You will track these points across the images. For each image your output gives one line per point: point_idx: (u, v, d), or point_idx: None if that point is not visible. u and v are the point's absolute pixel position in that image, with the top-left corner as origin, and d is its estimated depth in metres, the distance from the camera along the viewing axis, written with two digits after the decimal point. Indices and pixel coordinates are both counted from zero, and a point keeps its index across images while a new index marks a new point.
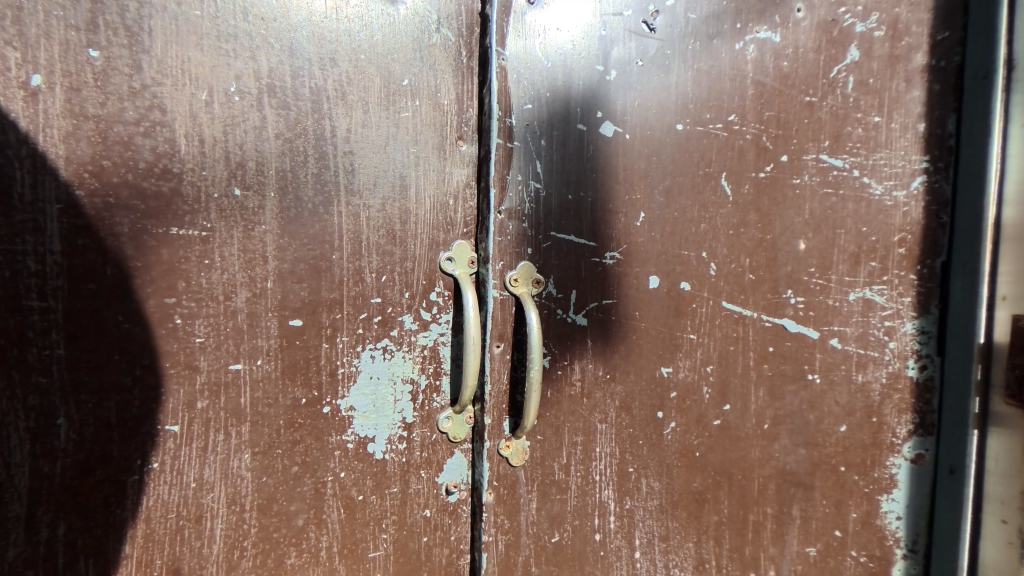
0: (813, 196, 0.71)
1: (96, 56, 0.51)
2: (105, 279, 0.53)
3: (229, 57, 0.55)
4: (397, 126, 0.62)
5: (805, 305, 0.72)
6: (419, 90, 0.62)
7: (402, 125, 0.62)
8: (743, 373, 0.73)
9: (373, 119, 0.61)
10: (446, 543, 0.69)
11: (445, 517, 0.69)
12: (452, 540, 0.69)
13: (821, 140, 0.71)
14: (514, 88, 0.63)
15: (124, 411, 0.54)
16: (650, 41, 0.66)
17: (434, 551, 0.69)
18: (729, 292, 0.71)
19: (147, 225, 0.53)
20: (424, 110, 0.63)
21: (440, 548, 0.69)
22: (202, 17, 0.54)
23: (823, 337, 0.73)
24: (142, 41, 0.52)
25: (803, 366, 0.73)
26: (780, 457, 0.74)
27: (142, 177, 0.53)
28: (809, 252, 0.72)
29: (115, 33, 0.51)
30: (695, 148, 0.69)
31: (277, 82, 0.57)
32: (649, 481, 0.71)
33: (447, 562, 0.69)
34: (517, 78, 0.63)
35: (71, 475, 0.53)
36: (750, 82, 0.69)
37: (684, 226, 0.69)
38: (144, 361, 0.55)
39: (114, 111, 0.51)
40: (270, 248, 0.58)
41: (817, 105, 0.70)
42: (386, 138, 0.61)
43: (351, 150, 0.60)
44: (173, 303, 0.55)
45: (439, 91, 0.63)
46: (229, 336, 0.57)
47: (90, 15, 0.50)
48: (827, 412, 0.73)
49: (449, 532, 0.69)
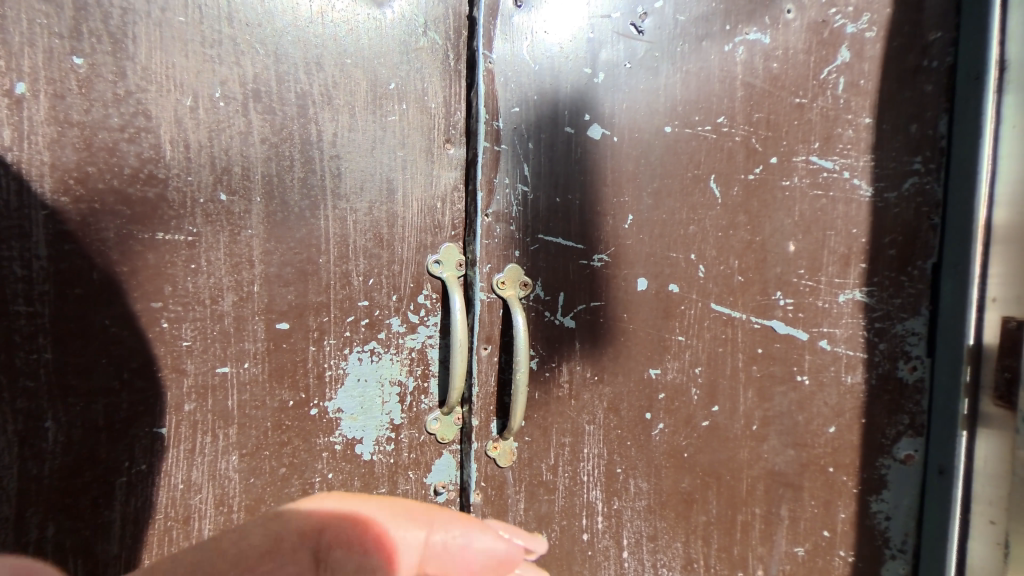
0: (803, 198, 0.71)
1: (81, 63, 0.51)
2: (91, 284, 0.53)
3: (214, 63, 0.55)
4: (383, 130, 0.62)
5: (794, 307, 0.73)
6: (406, 94, 0.62)
7: (389, 129, 0.62)
8: (732, 374, 0.73)
9: (359, 123, 0.61)
10: None
11: None
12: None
13: (811, 141, 0.70)
14: (501, 91, 0.63)
15: (113, 414, 0.55)
16: (638, 44, 0.66)
17: None
18: (718, 293, 0.72)
19: (134, 230, 0.54)
20: (411, 113, 0.63)
21: None
22: (186, 23, 0.54)
23: (812, 339, 0.73)
24: (126, 47, 0.52)
25: (791, 368, 0.73)
26: (768, 457, 0.74)
27: (128, 183, 0.53)
28: (799, 254, 0.72)
29: (100, 41, 0.51)
30: (683, 150, 0.69)
31: (263, 87, 0.57)
32: (637, 481, 0.72)
33: None
34: (505, 81, 0.63)
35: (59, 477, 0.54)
36: (739, 84, 0.69)
37: (673, 228, 0.69)
38: (132, 364, 0.55)
39: (99, 118, 0.52)
40: (257, 251, 0.58)
41: (807, 106, 0.70)
42: (373, 142, 0.61)
43: (338, 154, 0.60)
44: (159, 307, 0.56)
45: (427, 95, 0.63)
46: (216, 339, 0.58)
47: (74, 22, 0.51)
48: (817, 413, 0.74)
49: None
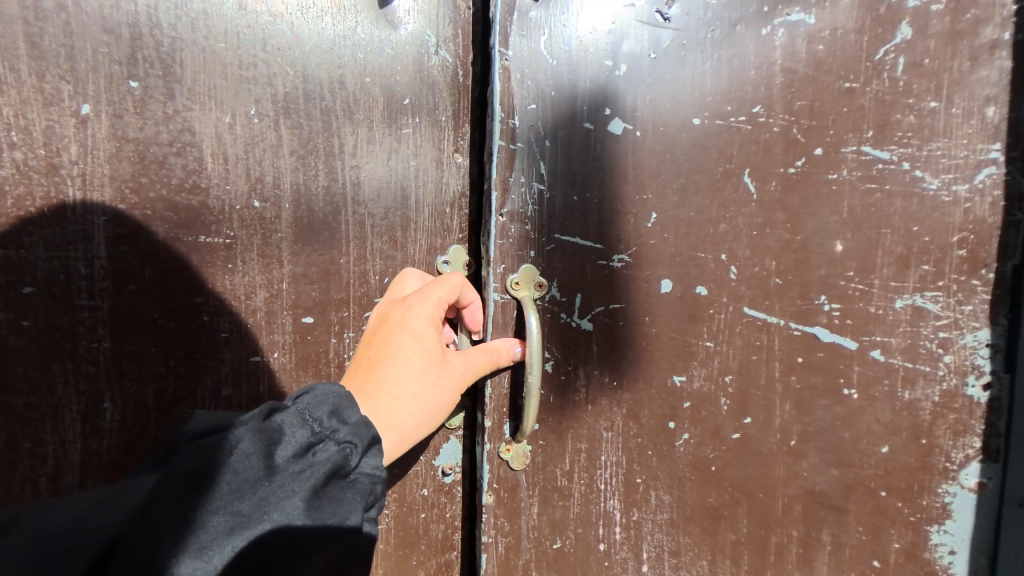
0: (853, 192, 0.64)
1: (137, 87, 0.56)
2: (145, 281, 0.58)
3: (250, 82, 0.59)
4: (399, 143, 0.64)
5: (841, 313, 0.66)
6: (420, 108, 0.64)
7: (405, 141, 0.64)
8: (767, 384, 0.68)
9: (379, 136, 0.63)
10: (443, 519, 0.72)
11: (442, 496, 0.71)
12: (448, 516, 0.72)
13: (864, 130, 0.64)
14: (517, 88, 0.62)
15: (161, 396, 0.60)
16: (663, 33, 0.63)
17: (432, 526, 0.71)
18: (750, 297, 0.67)
19: (180, 233, 0.58)
20: (425, 127, 0.65)
21: (437, 523, 0.72)
22: (226, 47, 0.58)
23: (863, 348, 0.66)
24: (176, 72, 0.57)
25: (836, 379, 0.67)
26: (808, 476, 0.68)
27: (175, 191, 0.58)
28: (848, 254, 0.65)
29: (153, 67, 0.56)
30: (713, 143, 0.64)
31: (292, 104, 0.60)
32: (658, 493, 0.68)
33: (443, 537, 0.72)
34: (521, 78, 0.62)
35: (120, 455, 0.59)
36: (778, 70, 0.64)
37: (700, 227, 0.65)
38: (178, 352, 0.60)
39: (152, 134, 0.57)
40: (286, 254, 0.61)
41: (858, 91, 0.63)
42: (391, 154, 0.63)
43: (358, 164, 0.62)
44: (201, 301, 0.60)
45: (439, 108, 0.65)
46: (250, 333, 0.62)
47: (131, 50, 0.55)
48: (866, 431, 0.67)
49: (445, 510, 0.72)
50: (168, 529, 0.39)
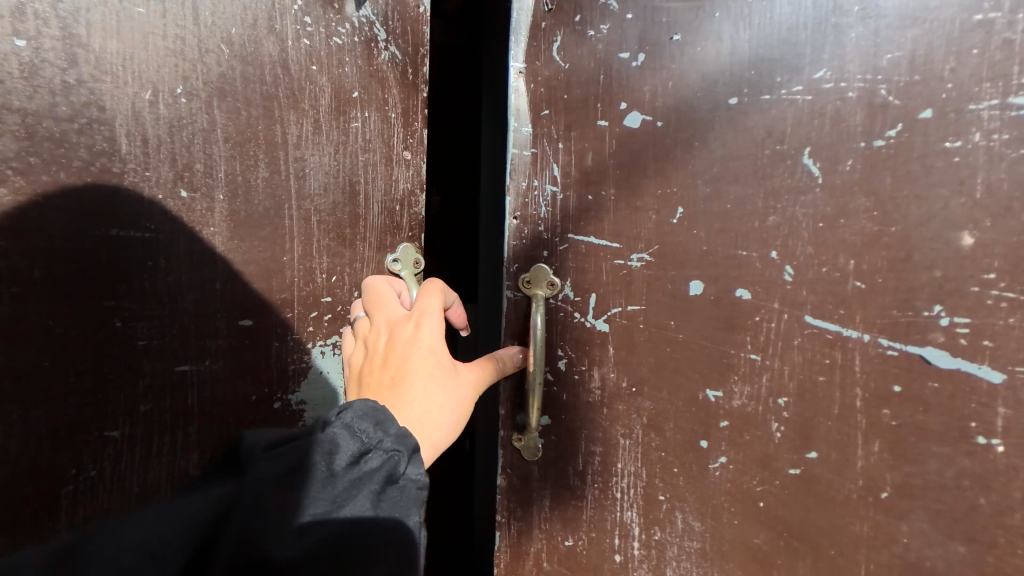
0: (989, 164, 0.47)
1: (24, 46, 0.49)
2: (34, 278, 0.50)
3: (175, 55, 0.56)
4: (344, 135, 0.66)
5: (969, 332, 0.49)
6: (366, 102, 0.67)
7: (351, 134, 0.66)
8: (844, 416, 0.54)
9: (322, 128, 0.64)
10: None
11: None
12: None
13: (1009, 74, 0.46)
14: (528, 97, 0.65)
15: (57, 416, 0.51)
16: (688, 11, 0.57)
17: None
18: (816, 304, 0.55)
19: (84, 223, 0.52)
20: (371, 120, 0.68)
21: None
22: (144, 13, 0.54)
23: (1012, 380, 0.48)
24: (81, 36, 0.52)
25: (958, 420, 0.50)
26: (910, 544, 0.52)
27: (78, 173, 0.52)
28: (980, 249, 0.48)
29: (49, 25, 0.50)
30: (756, 121, 0.55)
31: (226, 85, 0.58)
32: (686, 517, 0.62)
33: None
34: (535, 88, 0.65)
35: (44, 493, 0.51)
36: (853, 20, 0.51)
37: (740, 220, 0.57)
38: (81, 365, 0.52)
39: (46, 105, 0.50)
40: (220, 248, 0.59)
41: (992, 24, 0.46)
42: (337, 147, 0.65)
43: (301, 155, 0.63)
44: (111, 304, 0.54)
45: (387, 105, 0.69)
46: (175, 338, 0.57)
47: (20, 6, 0.49)
48: (1013, 497, 0.48)
49: None
50: (252, 536, 0.38)
